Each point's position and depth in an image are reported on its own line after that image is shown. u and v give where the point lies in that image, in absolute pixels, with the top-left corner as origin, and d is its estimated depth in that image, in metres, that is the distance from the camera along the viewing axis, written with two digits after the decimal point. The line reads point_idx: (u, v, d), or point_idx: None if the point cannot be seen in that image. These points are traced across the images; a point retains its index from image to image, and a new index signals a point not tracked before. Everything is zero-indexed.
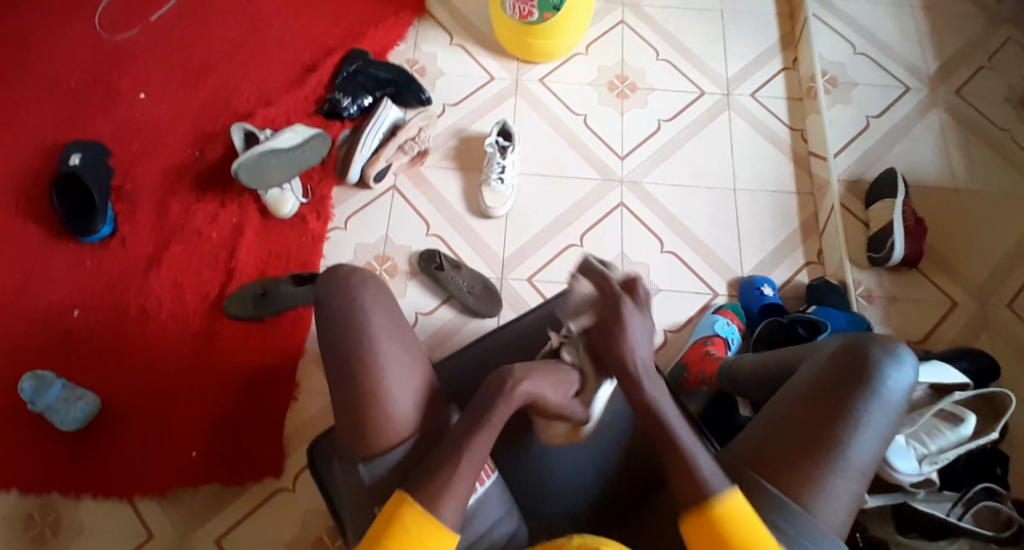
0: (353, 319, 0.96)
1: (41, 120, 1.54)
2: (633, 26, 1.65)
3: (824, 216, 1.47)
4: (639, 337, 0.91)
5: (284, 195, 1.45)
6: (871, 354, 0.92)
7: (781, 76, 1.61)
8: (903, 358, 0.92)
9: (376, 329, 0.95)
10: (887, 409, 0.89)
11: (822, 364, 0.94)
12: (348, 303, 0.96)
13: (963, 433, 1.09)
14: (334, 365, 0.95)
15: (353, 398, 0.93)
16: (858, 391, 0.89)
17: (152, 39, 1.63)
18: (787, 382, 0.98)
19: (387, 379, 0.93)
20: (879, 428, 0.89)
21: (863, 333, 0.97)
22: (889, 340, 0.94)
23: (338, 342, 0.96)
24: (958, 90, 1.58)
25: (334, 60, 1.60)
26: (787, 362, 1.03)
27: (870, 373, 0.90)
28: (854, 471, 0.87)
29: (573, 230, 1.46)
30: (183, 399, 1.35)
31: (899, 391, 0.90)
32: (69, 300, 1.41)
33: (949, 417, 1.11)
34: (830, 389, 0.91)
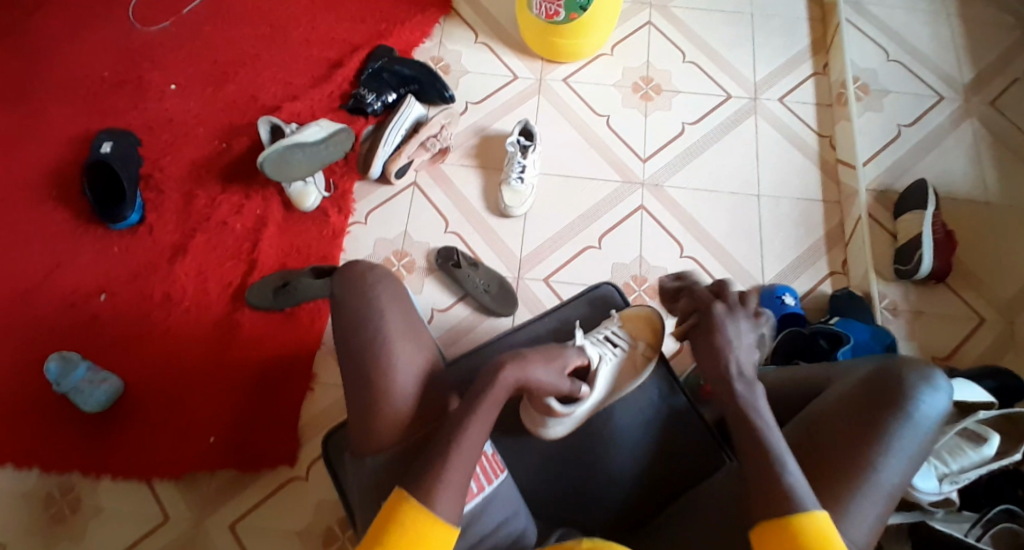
0: (367, 319, 0.96)
1: (76, 108, 1.58)
2: (660, 28, 1.63)
3: (850, 226, 1.44)
4: (739, 339, 0.92)
5: (307, 189, 1.46)
6: (907, 377, 0.89)
7: (810, 82, 1.58)
8: (939, 382, 0.90)
9: (390, 328, 0.96)
10: (918, 434, 0.87)
11: (852, 385, 0.93)
12: (363, 303, 0.97)
13: (987, 453, 1.06)
14: (342, 359, 0.96)
15: (361, 393, 0.94)
16: (889, 414, 0.88)
17: (183, 31, 1.66)
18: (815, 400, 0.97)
19: (393, 378, 0.94)
20: (907, 452, 0.87)
21: (897, 357, 0.96)
22: (925, 364, 0.92)
23: (350, 341, 0.96)
24: (993, 102, 1.53)
25: (361, 56, 1.61)
26: (815, 381, 1.01)
27: (901, 396, 0.88)
28: (881, 495, 0.85)
29: (593, 232, 1.45)
30: (202, 386, 1.38)
31: (932, 416, 0.88)
32: (96, 285, 1.45)
33: (972, 437, 1.07)
34: (860, 410, 0.89)
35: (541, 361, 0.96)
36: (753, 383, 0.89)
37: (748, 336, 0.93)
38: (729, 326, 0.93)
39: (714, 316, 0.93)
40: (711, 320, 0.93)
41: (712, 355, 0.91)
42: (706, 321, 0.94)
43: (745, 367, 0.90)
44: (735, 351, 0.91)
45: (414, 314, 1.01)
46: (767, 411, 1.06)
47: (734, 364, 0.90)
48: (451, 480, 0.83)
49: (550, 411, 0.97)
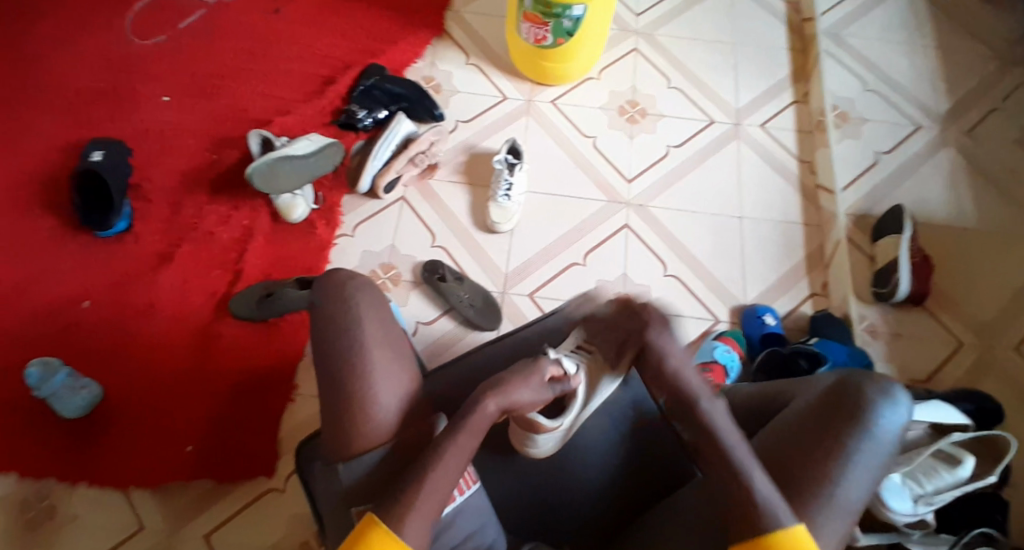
0: (345, 326, 0.96)
1: (69, 117, 1.59)
2: (646, 55, 1.68)
3: (830, 249, 1.47)
4: (677, 355, 0.97)
5: (295, 201, 1.48)
6: (865, 394, 0.90)
7: (790, 109, 1.63)
8: (898, 399, 0.90)
9: (367, 335, 0.96)
10: (879, 450, 0.88)
11: (816, 398, 0.93)
12: (341, 309, 0.98)
13: (960, 475, 1.08)
14: (324, 362, 0.96)
15: (340, 401, 0.94)
16: (848, 431, 0.88)
17: (179, 45, 1.68)
18: (782, 410, 0.97)
19: (375, 379, 0.95)
20: (869, 469, 0.88)
21: (861, 370, 0.95)
22: (885, 379, 0.92)
23: (327, 347, 0.97)
24: (968, 131, 1.58)
25: (353, 74, 1.64)
26: (786, 392, 1.02)
27: (862, 412, 0.89)
28: (841, 511, 0.86)
29: (577, 250, 1.47)
30: (181, 395, 1.37)
31: (892, 432, 0.89)
32: (79, 292, 1.44)
33: (947, 459, 1.09)
34: (822, 425, 0.90)
35: (529, 381, 0.94)
36: (713, 396, 0.92)
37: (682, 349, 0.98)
38: (663, 337, 0.97)
39: (639, 334, 0.99)
40: (647, 344, 0.97)
41: (665, 378, 0.96)
42: (643, 345, 0.99)
43: (698, 384, 0.94)
44: (686, 369, 0.95)
45: (394, 321, 1.02)
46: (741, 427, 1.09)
47: (686, 381, 0.94)
48: (422, 510, 0.83)
49: (537, 427, 0.96)
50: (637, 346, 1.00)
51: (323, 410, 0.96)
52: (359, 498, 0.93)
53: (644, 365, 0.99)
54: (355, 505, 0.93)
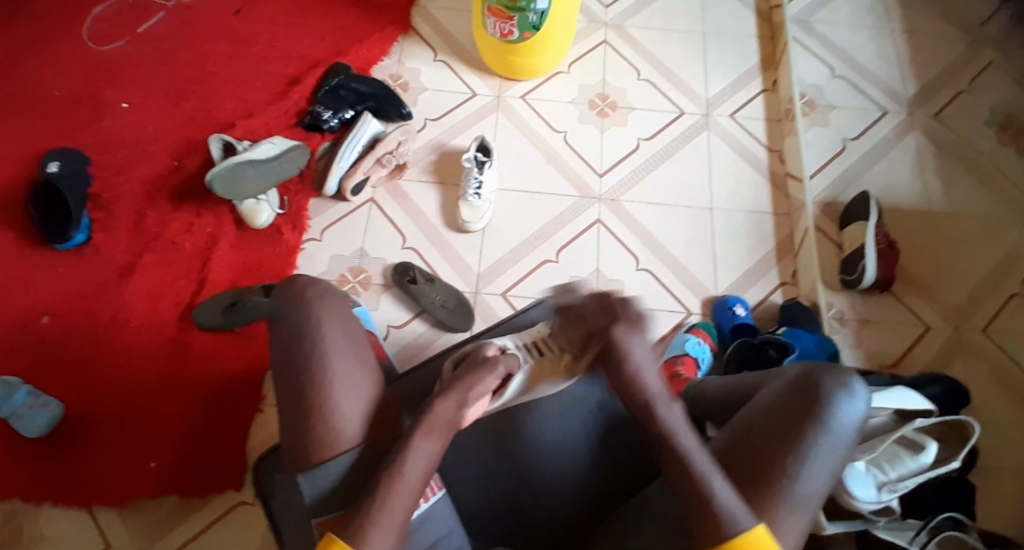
0: (305, 334, 0.94)
1: (24, 125, 1.54)
2: (616, 47, 1.66)
3: (799, 237, 1.47)
4: (648, 363, 0.92)
5: (259, 206, 1.44)
6: (825, 386, 0.90)
7: (760, 98, 1.62)
8: (857, 390, 0.91)
9: (329, 343, 0.94)
10: (836, 443, 0.88)
11: (778, 389, 0.94)
12: (302, 316, 0.95)
13: (923, 461, 1.08)
14: (288, 375, 0.94)
15: (302, 414, 0.91)
16: (807, 425, 0.88)
17: (137, 49, 1.63)
18: (746, 404, 0.97)
19: (337, 388, 0.92)
20: (827, 463, 0.87)
21: (827, 362, 0.96)
22: (843, 371, 0.92)
23: (287, 356, 0.94)
24: (936, 115, 1.59)
25: (317, 74, 1.60)
26: (754, 385, 1.02)
27: (820, 405, 0.89)
28: (800, 506, 0.86)
29: (548, 247, 1.45)
30: (148, 410, 1.33)
31: (850, 424, 0.89)
32: (39, 306, 1.40)
33: (910, 445, 1.10)
34: (782, 419, 0.90)
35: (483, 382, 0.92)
36: (671, 402, 0.90)
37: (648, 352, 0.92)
38: (634, 342, 0.92)
39: (611, 336, 0.92)
40: (614, 347, 0.92)
41: (628, 382, 0.91)
42: (609, 345, 0.92)
43: (659, 386, 0.91)
44: (650, 377, 0.91)
45: (358, 326, 0.99)
46: (710, 418, 1.08)
47: (650, 388, 0.90)
48: (385, 521, 0.80)
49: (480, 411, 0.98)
50: (604, 348, 0.93)
51: (285, 422, 0.94)
52: (326, 507, 0.92)
53: (609, 367, 0.93)
54: (323, 515, 0.91)
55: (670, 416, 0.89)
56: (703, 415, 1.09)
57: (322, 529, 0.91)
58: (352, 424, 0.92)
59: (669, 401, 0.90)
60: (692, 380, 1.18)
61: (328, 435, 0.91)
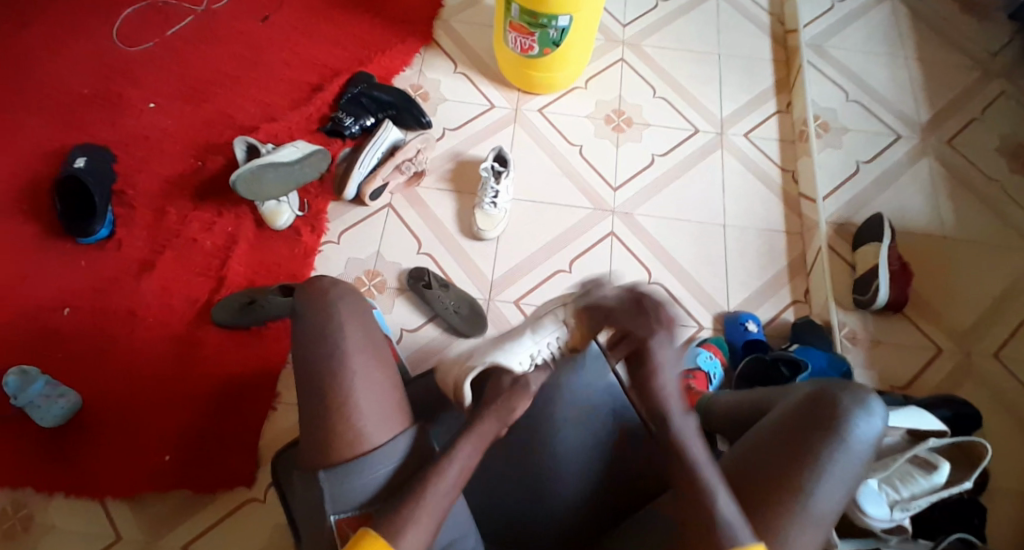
0: (322, 332, 0.97)
1: (52, 122, 1.58)
2: (632, 64, 1.69)
3: (811, 257, 1.49)
4: (671, 370, 0.92)
5: (280, 208, 1.48)
6: (840, 404, 0.91)
7: (774, 119, 1.64)
8: (873, 408, 0.92)
9: (345, 340, 0.96)
10: (852, 460, 0.89)
11: (792, 406, 0.95)
12: (320, 315, 0.98)
13: (936, 481, 1.09)
14: (306, 369, 0.96)
15: (316, 411, 0.93)
16: (823, 443, 0.89)
17: (164, 51, 1.66)
18: (761, 419, 0.98)
19: (352, 384, 0.93)
20: (843, 480, 0.88)
21: (841, 380, 0.97)
22: (861, 389, 0.93)
23: (306, 352, 0.97)
24: (948, 141, 1.61)
25: (340, 82, 1.63)
26: (763, 402, 1.04)
27: (837, 422, 0.90)
28: (815, 521, 0.87)
29: (562, 257, 1.48)
30: (161, 405, 1.36)
31: (865, 442, 0.90)
32: (59, 299, 1.43)
33: (924, 464, 1.11)
34: (797, 437, 0.90)
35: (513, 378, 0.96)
36: (685, 414, 0.91)
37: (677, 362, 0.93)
38: (661, 346, 0.92)
39: (641, 339, 0.93)
40: (644, 351, 0.93)
41: (648, 389, 0.93)
42: (642, 352, 0.93)
43: (674, 396, 0.92)
44: (667, 387, 0.92)
45: (373, 326, 1.02)
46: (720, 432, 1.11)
47: (668, 400, 0.92)
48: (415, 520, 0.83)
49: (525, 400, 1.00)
50: (635, 353, 0.94)
51: (300, 415, 0.95)
52: (344, 505, 0.91)
53: (637, 372, 0.94)
54: (341, 512, 0.90)
55: (682, 426, 0.91)
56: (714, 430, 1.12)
57: (340, 527, 0.90)
58: (370, 421, 0.92)
59: (682, 411, 0.92)
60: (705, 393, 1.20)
61: (344, 430, 0.91)
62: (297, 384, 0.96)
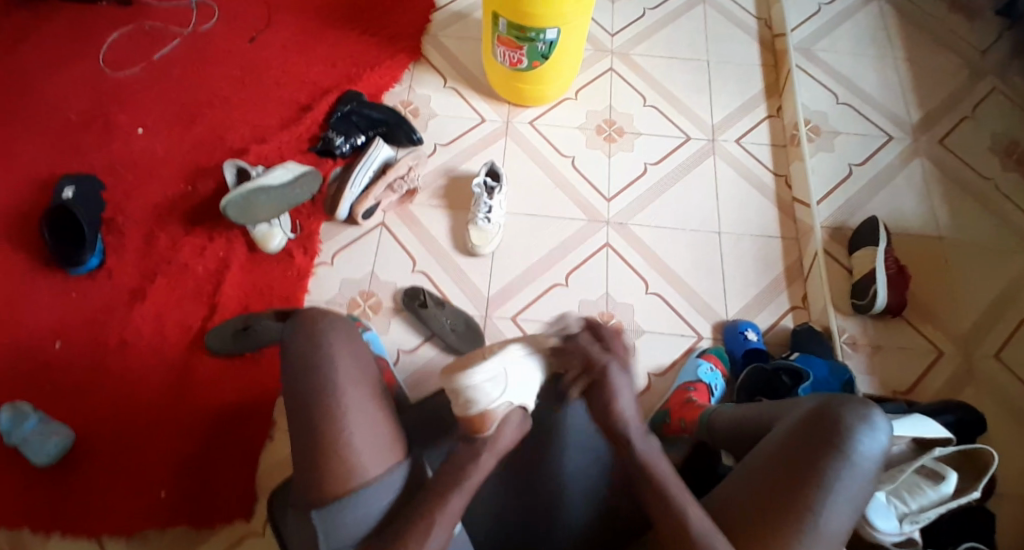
0: (316, 365, 0.96)
1: (40, 150, 1.56)
2: (622, 73, 1.69)
3: (808, 261, 1.48)
4: (627, 394, 0.94)
5: (271, 230, 1.46)
6: (844, 421, 0.91)
7: (765, 124, 1.64)
8: (877, 423, 0.91)
9: (337, 372, 0.95)
10: (859, 476, 0.88)
11: (795, 423, 0.94)
12: (312, 347, 0.97)
13: (944, 491, 1.08)
14: (300, 403, 0.94)
15: (308, 446, 0.92)
16: (829, 461, 0.88)
17: (152, 74, 1.65)
18: (766, 436, 0.98)
19: (348, 418, 0.92)
20: (852, 497, 0.87)
21: (844, 395, 0.97)
22: (863, 404, 0.93)
23: (298, 384, 0.96)
24: (941, 140, 1.61)
25: (330, 100, 1.61)
26: (765, 417, 1.04)
27: (843, 438, 0.89)
28: (825, 541, 0.86)
29: (558, 270, 1.47)
30: (156, 438, 1.33)
31: (871, 458, 0.89)
32: (51, 331, 1.41)
33: (931, 475, 1.10)
34: (804, 455, 0.90)
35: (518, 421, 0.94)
36: (647, 435, 0.93)
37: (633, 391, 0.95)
38: (618, 374, 0.94)
39: (600, 365, 0.95)
40: (602, 377, 0.95)
41: (608, 414, 0.94)
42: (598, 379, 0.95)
43: (636, 423, 0.93)
44: (627, 412, 0.93)
45: (367, 357, 1.01)
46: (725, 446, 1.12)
47: (630, 423, 0.93)
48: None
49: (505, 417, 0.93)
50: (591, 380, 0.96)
51: (295, 450, 0.93)
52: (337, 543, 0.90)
53: (594, 400, 0.96)
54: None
55: (645, 448, 0.92)
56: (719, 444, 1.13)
57: None
58: (364, 454, 0.91)
59: (644, 433, 0.93)
60: (708, 407, 1.22)
61: (337, 466, 0.90)
62: (296, 413, 0.94)
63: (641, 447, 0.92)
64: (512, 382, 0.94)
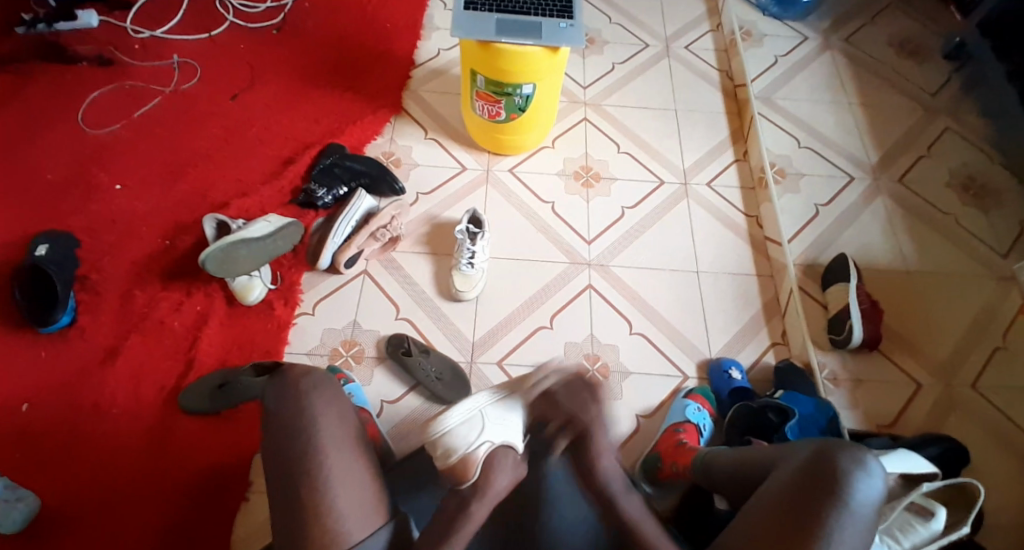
0: (301, 429, 0.94)
1: (13, 209, 1.53)
2: (595, 123, 1.75)
3: (784, 297, 1.52)
4: (610, 454, 0.96)
5: (251, 283, 1.45)
6: (841, 469, 0.91)
7: (733, 168, 1.71)
8: (872, 469, 0.92)
9: (322, 435, 0.93)
10: (859, 522, 0.88)
11: (791, 474, 0.94)
12: (297, 411, 0.95)
13: (936, 527, 1.04)
14: (287, 466, 0.92)
15: (294, 513, 0.90)
16: (828, 510, 0.88)
17: (131, 133, 1.66)
18: (761, 488, 0.98)
19: (335, 483, 0.91)
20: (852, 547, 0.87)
21: (838, 440, 0.97)
22: (858, 448, 0.94)
23: (283, 448, 0.94)
24: (900, 179, 1.69)
25: (312, 153, 1.64)
26: (759, 466, 1.03)
27: (840, 486, 0.90)
28: None
29: (543, 313, 1.47)
30: (126, 506, 1.27)
31: (869, 504, 0.89)
32: (18, 394, 1.35)
33: (921, 511, 1.05)
34: (802, 508, 0.90)
35: (510, 466, 0.94)
36: (627, 492, 0.94)
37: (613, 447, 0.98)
38: (600, 431, 0.97)
39: (586, 425, 0.97)
40: (587, 436, 0.96)
41: (590, 472, 0.95)
42: (579, 432, 0.97)
43: (616, 480, 0.94)
44: (610, 469, 0.95)
45: (353, 417, 1.00)
46: (720, 491, 1.12)
47: (611, 482, 0.94)
48: None
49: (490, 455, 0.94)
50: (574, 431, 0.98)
51: (279, 519, 0.91)
52: None
53: (577, 457, 0.97)
54: None
55: (631, 508, 0.92)
56: (716, 489, 1.12)
57: None
58: (349, 518, 0.90)
59: (627, 489, 0.94)
60: (700, 449, 1.22)
61: (325, 534, 0.88)
62: (285, 469, 0.92)
63: (624, 502, 0.93)
64: (489, 422, 0.96)
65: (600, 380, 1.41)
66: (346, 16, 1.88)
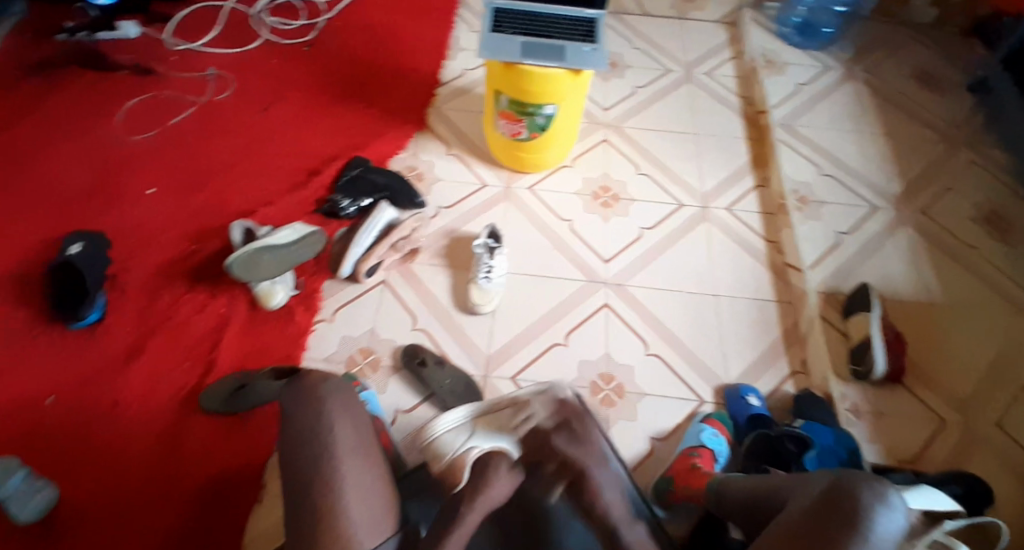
0: (318, 434, 0.94)
1: (45, 211, 1.57)
2: (616, 145, 1.76)
3: (804, 325, 1.50)
4: (610, 491, 1.00)
5: (273, 288, 1.45)
6: (861, 504, 0.88)
7: (753, 194, 1.71)
8: (894, 504, 0.88)
9: (337, 442, 0.93)
10: None
11: (810, 506, 0.91)
12: (314, 416, 0.95)
13: None
14: (301, 467, 0.92)
15: (304, 516, 0.89)
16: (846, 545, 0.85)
17: (164, 142, 1.70)
18: (778, 519, 0.95)
19: (347, 488, 0.90)
20: None
21: (859, 472, 0.94)
22: (880, 482, 0.90)
23: (298, 452, 0.93)
24: (924, 211, 1.67)
25: (338, 165, 1.67)
26: (776, 496, 1.01)
27: (861, 521, 0.86)
28: None
29: (559, 330, 1.47)
30: (135, 508, 1.26)
31: (889, 541, 0.86)
32: (38, 390, 1.37)
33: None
34: (819, 541, 0.87)
35: (505, 473, 0.97)
36: (632, 524, 0.96)
37: (616, 486, 1.01)
38: (594, 466, 1.02)
39: (578, 465, 1.02)
40: (580, 473, 1.01)
41: (593, 509, 0.99)
42: (577, 476, 1.02)
43: (619, 515, 0.98)
44: (611, 503, 0.99)
45: (367, 424, 0.99)
46: (735, 521, 1.08)
47: (614, 518, 0.97)
48: None
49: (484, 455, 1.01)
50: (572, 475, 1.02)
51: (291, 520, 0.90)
52: None
53: (577, 497, 1.02)
54: None
55: (634, 539, 0.95)
56: (731, 518, 1.09)
57: None
58: (359, 527, 0.88)
59: (631, 523, 0.97)
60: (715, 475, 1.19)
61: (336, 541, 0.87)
62: (297, 469, 0.92)
63: (629, 537, 0.95)
64: (479, 433, 1.06)
65: (614, 399, 1.39)
66: (375, 36, 1.93)
